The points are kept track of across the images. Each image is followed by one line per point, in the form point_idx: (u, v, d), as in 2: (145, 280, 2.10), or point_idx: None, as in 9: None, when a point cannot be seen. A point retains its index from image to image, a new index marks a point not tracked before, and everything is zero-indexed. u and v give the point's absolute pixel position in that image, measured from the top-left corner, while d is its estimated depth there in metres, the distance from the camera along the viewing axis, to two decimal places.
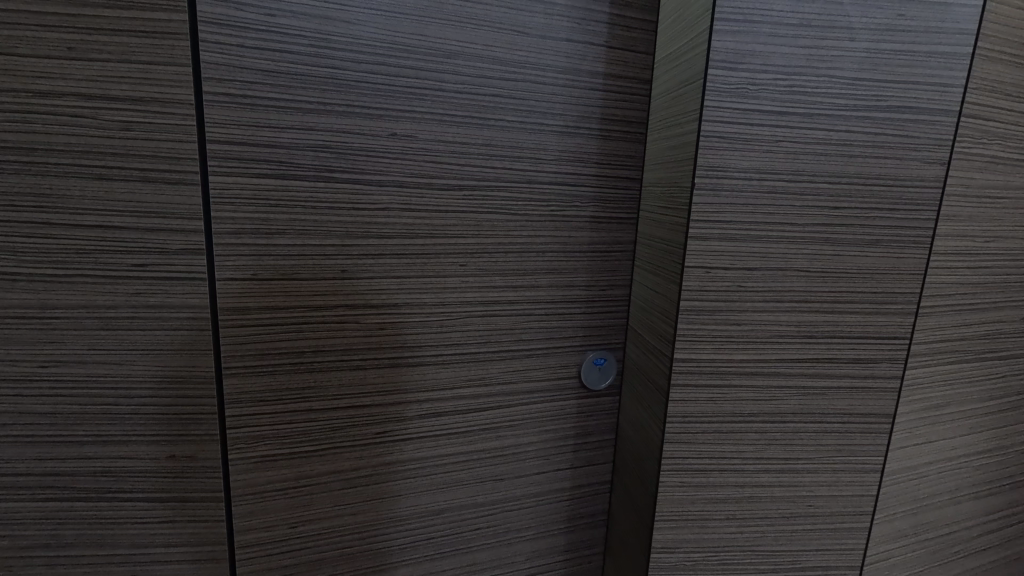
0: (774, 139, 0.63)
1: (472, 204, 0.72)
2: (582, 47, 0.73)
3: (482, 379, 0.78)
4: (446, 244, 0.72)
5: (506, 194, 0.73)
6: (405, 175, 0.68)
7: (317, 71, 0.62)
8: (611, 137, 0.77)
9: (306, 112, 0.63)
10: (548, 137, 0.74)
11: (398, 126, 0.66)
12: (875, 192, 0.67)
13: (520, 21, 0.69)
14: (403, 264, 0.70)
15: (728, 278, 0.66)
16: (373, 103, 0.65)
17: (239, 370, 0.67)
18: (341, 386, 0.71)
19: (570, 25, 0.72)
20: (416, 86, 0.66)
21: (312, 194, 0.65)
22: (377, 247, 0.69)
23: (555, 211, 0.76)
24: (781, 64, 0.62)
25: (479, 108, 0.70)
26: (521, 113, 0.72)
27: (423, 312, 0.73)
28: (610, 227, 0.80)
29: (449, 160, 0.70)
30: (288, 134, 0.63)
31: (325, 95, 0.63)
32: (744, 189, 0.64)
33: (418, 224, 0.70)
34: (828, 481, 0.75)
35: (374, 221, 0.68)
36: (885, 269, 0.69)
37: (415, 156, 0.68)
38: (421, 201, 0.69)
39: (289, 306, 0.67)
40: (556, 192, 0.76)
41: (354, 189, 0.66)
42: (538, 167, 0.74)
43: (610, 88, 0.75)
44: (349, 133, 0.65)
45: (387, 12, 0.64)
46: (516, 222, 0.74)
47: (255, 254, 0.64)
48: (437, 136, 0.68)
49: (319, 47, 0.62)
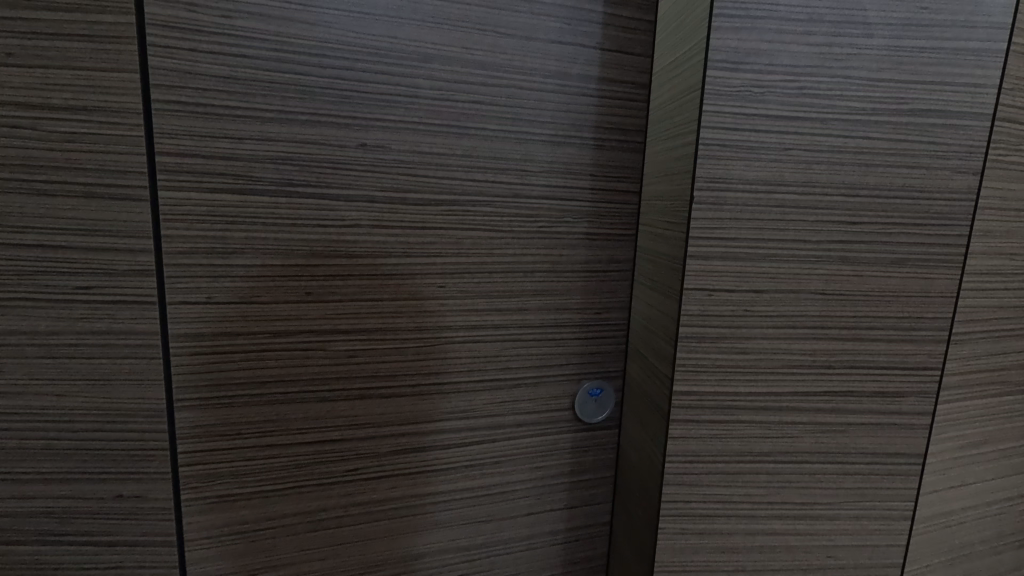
0: (783, 147, 0.57)
1: (452, 220, 0.66)
2: (572, 50, 0.67)
3: (465, 412, 0.71)
4: (424, 263, 0.66)
5: (489, 209, 0.67)
6: (378, 189, 0.63)
7: (278, 77, 0.57)
8: (605, 147, 0.71)
9: (267, 121, 0.58)
10: (536, 148, 0.68)
11: (369, 135, 0.61)
12: (899, 205, 0.59)
13: (503, 22, 0.64)
14: (375, 286, 0.65)
15: (734, 302, 0.59)
16: (340, 111, 0.60)
17: (194, 403, 0.61)
18: (307, 420, 0.65)
19: (558, 27, 0.66)
20: (388, 92, 0.61)
21: (275, 210, 0.60)
22: (347, 268, 0.63)
23: (545, 228, 0.70)
24: (789, 64, 0.55)
25: (459, 117, 0.64)
26: (505, 121, 0.66)
27: (399, 339, 0.67)
28: (605, 244, 0.73)
29: (425, 173, 0.64)
30: (248, 145, 0.58)
31: (288, 103, 0.58)
32: (750, 203, 0.57)
33: (392, 243, 0.64)
34: (851, 529, 0.67)
35: (343, 239, 0.62)
36: (912, 291, 0.62)
37: (389, 169, 0.63)
38: (396, 218, 0.64)
39: (249, 333, 0.61)
40: (546, 207, 0.70)
41: (320, 205, 0.61)
42: (524, 180, 0.68)
43: (603, 94, 0.69)
44: (314, 143, 0.59)
45: (356, 14, 0.59)
46: (501, 239, 0.68)
47: (212, 277, 0.59)
48: (412, 147, 0.63)
49: (282, 51, 0.57)
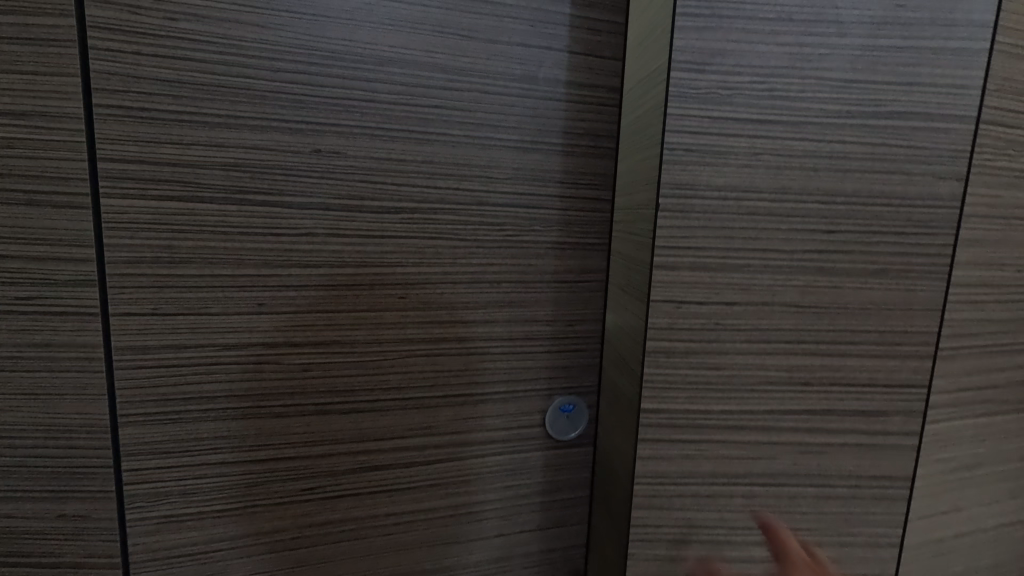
0: (753, 149, 0.53)
1: (413, 229, 0.64)
2: (538, 53, 0.65)
3: (428, 429, 0.68)
4: (383, 273, 0.64)
5: (452, 217, 0.65)
6: (333, 196, 0.60)
7: (226, 81, 0.55)
8: (575, 153, 0.68)
9: (215, 126, 0.56)
10: (501, 154, 0.65)
11: (323, 141, 0.59)
12: (879, 213, 0.56)
13: (464, 25, 0.62)
14: (329, 297, 0.62)
15: (704, 315, 0.56)
16: (293, 116, 0.58)
17: (139, 418, 0.59)
18: (260, 436, 0.62)
19: (523, 29, 0.64)
20: (343, 97, 0.59)
21: (224, 218, 0.57)
22: (302, 278, 0.61)
23: (512, 237, 0.68)
24: (758, 63, 0.52)
25: (419, 122, 0.62)
26: (468, 126, 0.64)
27: (357, 352, 0.64)
28: (576, 254, 0.70)
29: (383, 180, 0.62)
30: (195, 151, 0.56)
31: (236, 108, 0.56)
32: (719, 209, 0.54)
33: (348, 252, 0.62)
34: (835, 557, 0.63)
35: (296, 248, 0.60)
36: (895, 304, 0.58)
37: (344, 176, 0.60)
38: (353, 226, 0.61)
39: (198, 345, 0.59)
40: (513, 215, 0.67)
41: (272, 212, 0.59)
42: (489, 187, 0.66)
43: (572, 98, 0.67)
44: (265, 149, 0.57)
45: (309, 16, 0.57)
46: (465, 249, 0.66)
47: (158, 287, 0.57)
48: (369, 153, 0.61)
49: (231, 54, 0.55)
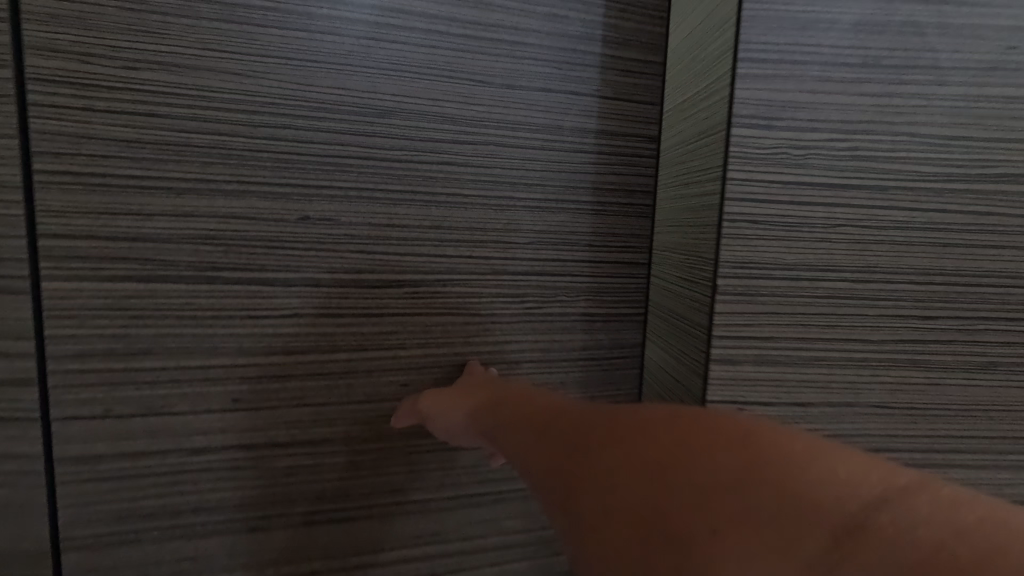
0: (829, 218, 0.44)
1: (417, 304, 0.54)
2: (564, 99, 0.56)
3: (435, 537, 0.57)
4: (382, 356, 0.54)
5: (464, 289, 0.55)
6: (323, 270, 0.51)
7: (196, 139, 0.46)
8: (606, 212, 0.59)
9: (182, 193, 0.47)
10: (520, 215, 0.56)
11: (312, 206, 0.50)
12: (984, 295, 0.46)
13: (479, 68, 0.53)
14: (319, 386, 0.52)
15: (771, 418, 0.46)
16: (276, 178, 0.49)
17: (88, 541, 0.49)
18: (235, 555, 0.52)
19: (547, 72, 0.55)
20: (336, 155, 0.50)
21: (193, 301, 0.48)
22: (287, 366, 0.51)
23: (533, 310, 0.58)
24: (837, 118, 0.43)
25: (425, 181, 0.53)
26: (482, 185, 0.54)
27: (352, 449, 0.54)
28: (607, 326, 0.60)
29: (383, 249, 0.52)
30: (158, 223, 0.46)
31: (208, 171, 0.47)
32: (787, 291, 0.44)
33: (341, 333, 0.52)
34: None
35: (280, 332, 0.51)
36: (1003, 404, 0.48)
37: (337, 246, 0.51)
38: (345, 303, 0.52)
39: (159, 452, 0.49)
40: (534, 285, 0.57)
41: (250, 291, 0.49)
42: (507, 253, 0.56)
43: (602, 150, 0.58)
44: (243, 218, 0.48)
45: (295, 61, 0.48)
46: (478, 325, 0.56)
47: (110, 384, 0.47)
48: (366, 219, 0.51)
49: (201, 108, 0.46)
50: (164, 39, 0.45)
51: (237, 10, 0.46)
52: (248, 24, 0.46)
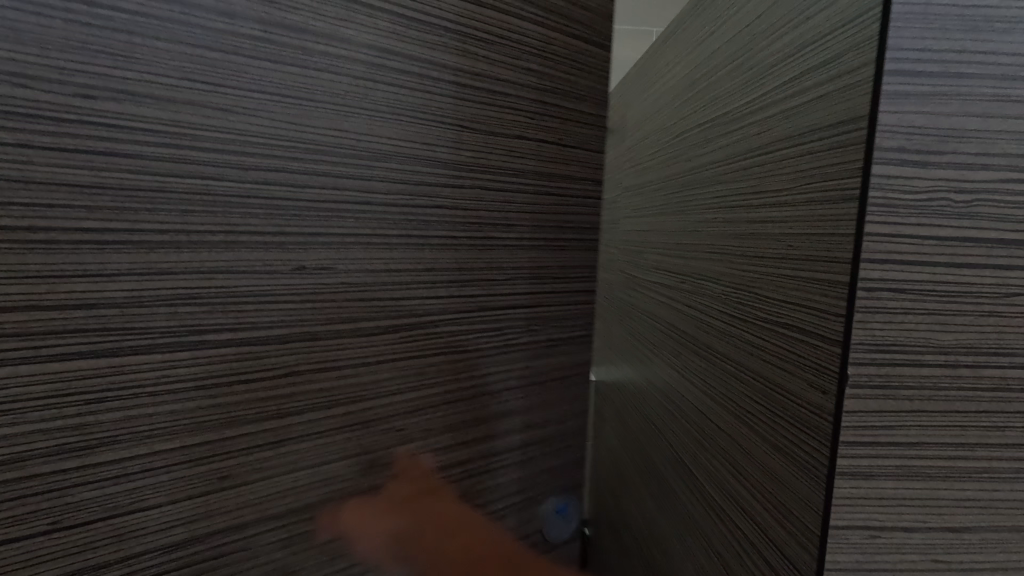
0: (1003, 260, 0.36)
1: (414, 348, 0.54)
2: (534, 146, 0.61)
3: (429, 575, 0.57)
4: (381, 404, 0.52)
5: (454, 328, 0.56)
6: (321, 323, 0.48)
7: (174, 184, 0.40)
8: (565, 246, 0.65)
9: (156, 247, 0.39)
10: (501, 253, 0.59)
11: (308, 256, 0.46)
12: None
13: (463, 114, 0.55)
14: (316, 446, 0.49)
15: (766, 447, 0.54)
16: (268, 227, 0.44)
17: None
18: None
19: (521, 120, 0.59)
20: (333, 200, 0.47)
21: (171, 371, 0.41)
22: (281, 430, 0.47)
23: (511, 341, 0.62)
24: (778, 183, 0.56)
25: (420, 225, 0.53)
26: (469, 227, 0.56)
27: (354, 503, 0.52)
28: (566, 350, 0.68)
29: (378, 295, 0.51)
30: (124, 281, 0.39)
31: (189, 220, 0.41)
32: (772, 322, 0.54)
33: (338, 386, 0.49)
34: None
35: (274, 393, 0.46)
36: None
37: (333, 298, 0.48)
38: (343, 354, 0.49)
39: (126, 553, 0.41)
40: (512, 320, 0.61)
41: (239, 353, 0.44)
42: (490, 290, 0.59)
43: (563, 191, 0.64)
44: (230, 273, 0.43)
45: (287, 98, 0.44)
46: (467, 361, 0.58)
47: (58, 484, 0.38)
48: (363, 265, 0.49)
49: (180, 148, 0.40)
50: (133, 63, 0.38)
51: (223, 37, 0.41)
52: (235, 55, 0.41)
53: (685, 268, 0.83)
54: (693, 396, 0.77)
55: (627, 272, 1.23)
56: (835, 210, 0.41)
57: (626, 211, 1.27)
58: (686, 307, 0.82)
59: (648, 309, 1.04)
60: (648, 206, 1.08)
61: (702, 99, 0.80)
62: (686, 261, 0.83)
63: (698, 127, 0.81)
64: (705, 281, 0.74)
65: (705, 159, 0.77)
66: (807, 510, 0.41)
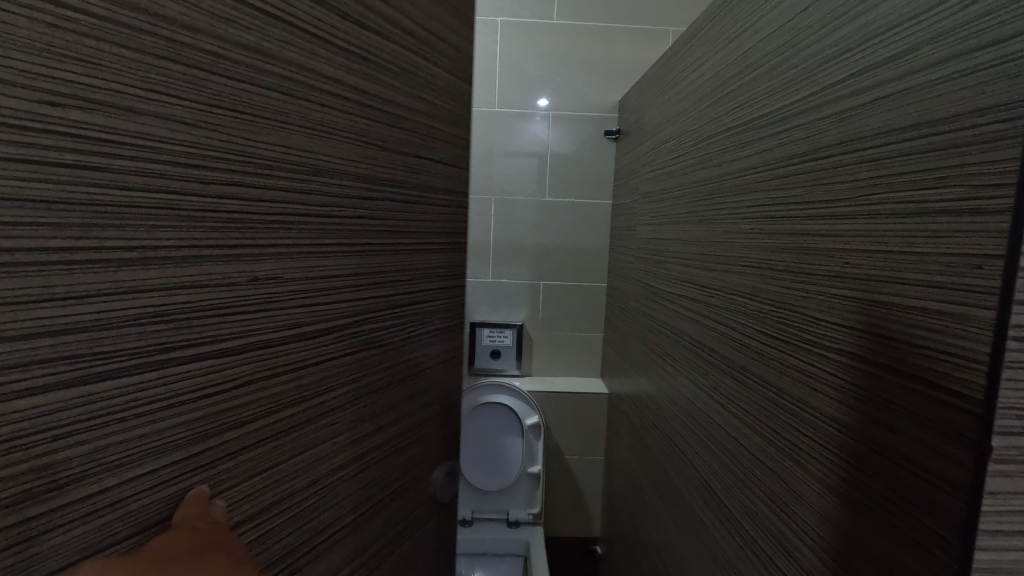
0: None
1: (340, 347, 0.45)
2: (446, 117, 0.57)
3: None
4: (322, 400, 0.44)
5: (387, 321, 0.51)
6: (275, 327, 0.39)
7: (141, 200, 0.30)
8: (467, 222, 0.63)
9: (126, 267, 0.29)
10: (405, 256, 0.53)
11: (260, 265, 0.37)
12: None
13: (388, 91, 0.48)
14: (270, 456, 0.40)
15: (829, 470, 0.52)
16: (226, 240, 0.35)
17: None
18: None
19: (435, 89, 0.55)
20: (280, 212, 0.38)
21: (142, 401, 0.31)
22: (234, 441, 0.37)
23: (426, 322, 0.58)
24: (829, 191, 0.52)
25: (345, 228, 0.44)
26: (404, 212, 0.52)
27: (303, 509, 0.43)
28: (450, 327, 0.63)
29: (327, 285, 0.43)
30: (95, 310, 0.28)
31: (156, 234, 0.31)
32: (827, 343, 0.52)
33: (290, 391, 0.41)
34: None
35: (236, 401, 0.37)
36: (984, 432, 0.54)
37: (289, 305, 0.40)
38: (292, 356, 0.41)
39: None
40: (411, 311, 0.55)
41: (197, 378, 0.34)
42: (414, 273, 0.55)
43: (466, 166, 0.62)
44: (198, 287, 0.33)
45: (273, 107, 0.37)
46: (396, 351, 0.53)
47: None
48: (306, 274, 0.41)
49: (151, 143, 0.30)
50: (102, 73, 0.27)
51: (193, 19, 0.32)
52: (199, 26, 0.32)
53: (711, 284, 0.80)
54: (724, 418, 0.74)
55: (643, 283, 1.19)
56: (953, 219, 0.38)
57: (642, 219, 1.23)
58: (713, 326, 0.79)
59: (667, 326, 1.01)
60: (667, 216, 1.04)
61: (730, 105, 0.77)
62: (712, 276, 0.80)
63: (726, 134, 0.78)
64: (736, 298, 0.72)
65: (737, 167, 0.73)
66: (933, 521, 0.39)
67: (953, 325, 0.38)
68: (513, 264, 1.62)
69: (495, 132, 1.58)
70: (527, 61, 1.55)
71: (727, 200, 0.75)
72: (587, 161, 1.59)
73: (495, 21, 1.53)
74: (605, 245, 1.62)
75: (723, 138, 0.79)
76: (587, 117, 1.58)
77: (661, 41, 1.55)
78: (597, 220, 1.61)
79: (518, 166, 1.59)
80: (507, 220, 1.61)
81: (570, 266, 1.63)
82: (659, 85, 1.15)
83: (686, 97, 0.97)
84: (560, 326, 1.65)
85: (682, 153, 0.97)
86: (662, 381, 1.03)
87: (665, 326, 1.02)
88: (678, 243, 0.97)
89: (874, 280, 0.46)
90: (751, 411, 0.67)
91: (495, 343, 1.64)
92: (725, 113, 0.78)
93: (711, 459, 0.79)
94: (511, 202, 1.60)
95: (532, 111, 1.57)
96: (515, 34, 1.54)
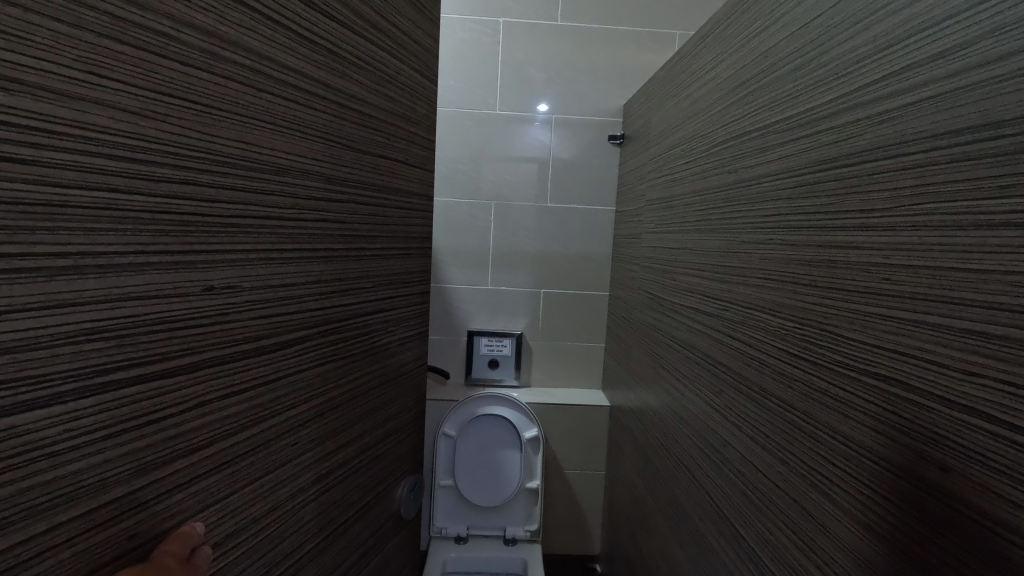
0: None
1: (306, 357, 0.49)
2: (362, 101, 0.55)
3: (365, 528, 0.63)
4: (275, 376, 0.45)
5: (330, 303, 0.52)
6: (236, 340, 0.41)
7: (79, 199, 0.29)
8: (376, 214, 0.59)
9: (58, 274, 0.29)
10: (368, 261, 0.58)
11: (215, 274, 0.39)
12: None
13: (335, 79, 0.50)
14: (225, 427, 0.41)
15: (845, 471, 0.50)
16: (177, 244, 0.35)
17: None
18: None
19: (357, 72, 0.53)
20: (239, 214, 0.40)
21: (72, 426, 0.30)
22: (185, 470, 0.37)
23: (357, 313, 0.57)
24: (863, 200, 0.48)
25: (309, 238, 0.48)
26: (328, 196, 0.50)
27: (257, 476, 0.44)
28: (398, 317, 0.67)
29: (295, 269, 0.47)
30: (57, 290, 0.29)
31: (95, 240, 0.30)
32: (862, 366, 0.48)
33: (262, 367, 0.44)
34: None
35: (184, 428, 0.37)
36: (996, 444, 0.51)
37: (243, 281, 0.41)
38: (258, 332, 0.43)
39: None
40: (380, 320, 0.62)
41: (159, 350, 0.35)
42: (351, 260, 0.55)
43: (376, 154, 0.58)
44: (140, 301, 0.33)
45: (226, 94, 0.38)
46: (336, 334, 0.54)
47: None
48: (264, 282, 0.43)
49: (84, 152, 0.29)
50: (65, 56, 0.28)
51: (152, 11, 0.33)
52: (156, 16, 0.33)
53: (725, 296, 0.76)
54: (740, 440, 0.70)
55: (650, 294, 1.15)
56: (973, 224, 0.37)
57: (648, 226, 1.19)
58: (727, 342, 0.75)
59: (673, 338, 0.98)
60: (676, 223, 1.00)
61: (746, 109, 0.73)
62: (726, 288, 0.75)
63: (742, 139, 0.73)
64: (755, 313, 0.67)
65: (754, 173, 0.69)
66: (966, 524, 0.37)
67: (1005, 350, 0.34)
68: (512, 272, 1.58)
69: (497, 136, 1.53)
70: (531, 63, 1.51)
71: (741, 210, 0.72)
72: (590, 166, 1.55)
73: (498, 22, 1.49)
74: (609, 253, 1.58)
75: (738, 142, 0.74)
76: (591, 122, 1.54)
77: (667, 45, 1.52)
78: (600, 228, 1.57)
79: (519, 170, 1.55)
80: (507, 226, 1.56)
81: (571, 274, 1.59)
82: (668, 88, 1.11)
83: (699, 100, 0.92)
84: (561, 335, 1.61)
85: (693, 159, 0.93)
86: (670, 396, 0.98)
87: (674, 339, 0.98)
88: (685, 251, 0.94)
89: (917, 300, 0.42)
90: (767, 430, 0.63)
91: (493, 352, 1.59)
92: (740, 118, 0.74)
93: (725, 483, 0.74)
94: (511, 207, 1.56)
95: (534, 115, 1.53)
96: (519, 36, 1.50)
